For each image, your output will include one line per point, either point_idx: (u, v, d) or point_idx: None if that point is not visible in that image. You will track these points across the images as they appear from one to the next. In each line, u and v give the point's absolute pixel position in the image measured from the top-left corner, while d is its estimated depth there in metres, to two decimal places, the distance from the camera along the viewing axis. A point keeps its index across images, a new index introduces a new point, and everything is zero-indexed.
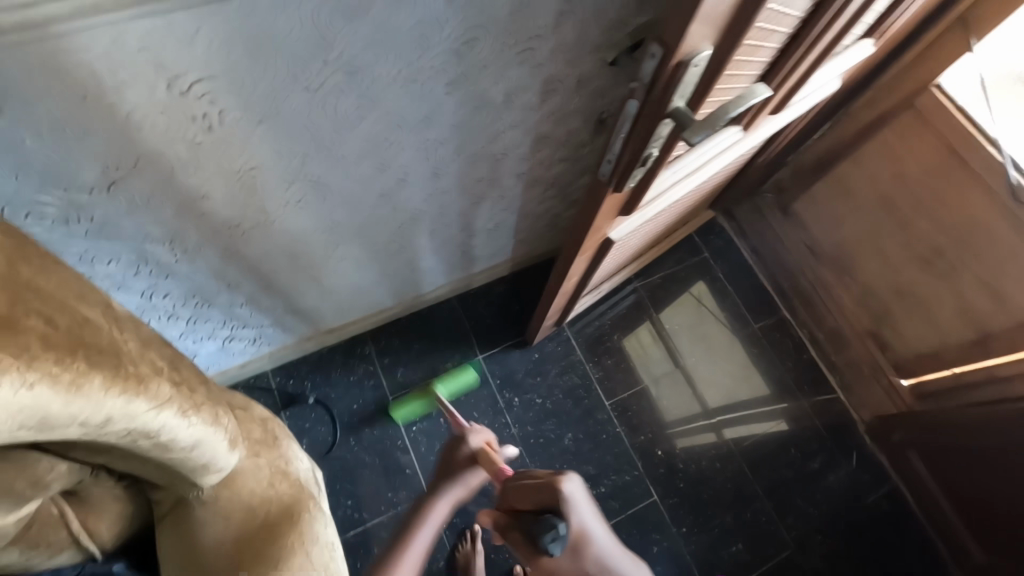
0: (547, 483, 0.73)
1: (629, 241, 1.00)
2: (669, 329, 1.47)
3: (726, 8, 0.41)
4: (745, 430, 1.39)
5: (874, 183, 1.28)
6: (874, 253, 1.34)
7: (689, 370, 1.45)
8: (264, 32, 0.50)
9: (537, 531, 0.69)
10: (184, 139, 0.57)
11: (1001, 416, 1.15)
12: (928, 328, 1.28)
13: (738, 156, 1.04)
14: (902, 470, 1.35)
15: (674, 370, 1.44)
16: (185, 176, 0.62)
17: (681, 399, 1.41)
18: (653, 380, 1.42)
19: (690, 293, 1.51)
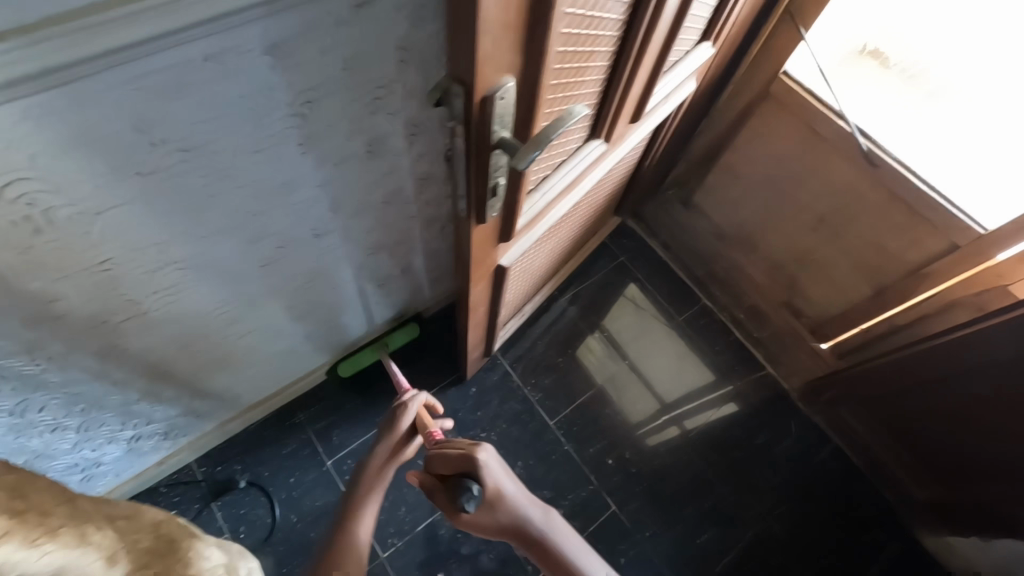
0: (463, 452, 0.79)
1: (531, 260, 1.02)
2: (617, 334, 1.51)
3: (510, 41, 0.43)
4: (692, 418, 1.42)
5: (754, 167, 1.37)
6: (770, 230, 1.42)
7: (643, 369, 1.48)
8: (70, 127, 0.49)
9: (457, 493, 0.75)
10: (10, 247, 0.54)
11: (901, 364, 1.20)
12: (830, 290, 1.36)
13: (620, 163, 1.09)
14: (838, 428, 1.41)
15: (625, 369, 1.46)
16: (24, 284, 0.59)
17: (637, 395, 1.43)
18: (608, 380, 1.44)
19: (625, 296, 1.56)
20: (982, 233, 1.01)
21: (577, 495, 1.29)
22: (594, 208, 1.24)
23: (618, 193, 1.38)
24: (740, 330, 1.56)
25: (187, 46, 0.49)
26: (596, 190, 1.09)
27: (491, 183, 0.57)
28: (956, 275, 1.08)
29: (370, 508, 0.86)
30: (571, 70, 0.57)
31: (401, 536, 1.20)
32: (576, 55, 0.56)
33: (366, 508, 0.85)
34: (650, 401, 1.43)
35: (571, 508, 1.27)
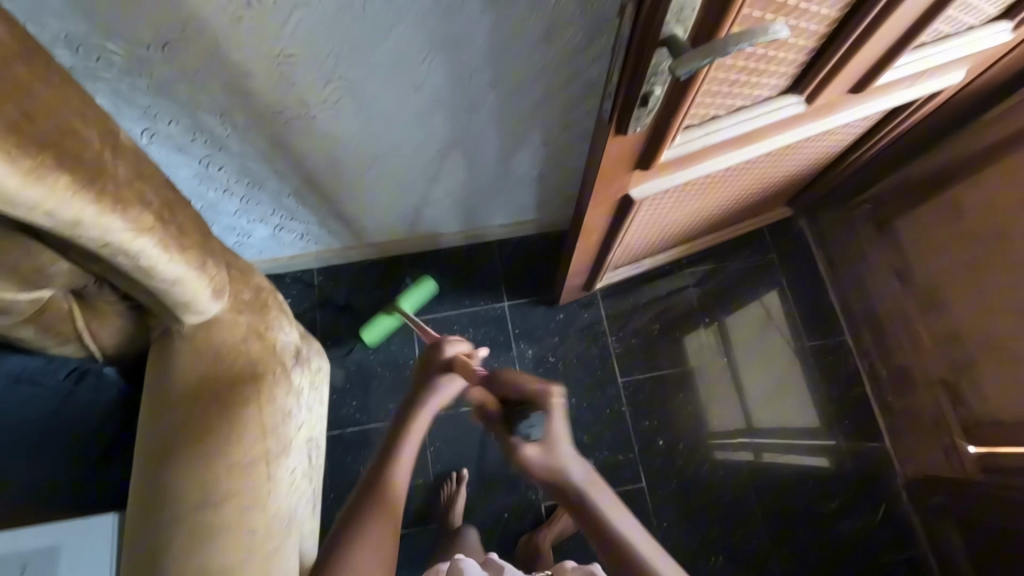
0: (534, 384, 0.71)
1: (665, 209, 0.95)
2: (732, 338, 1.37)
3: None
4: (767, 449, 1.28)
5: (991, 210, 1.09)
6: (975, 294, 1.15)
7: (743, 385, 1.34)
8: None
9: (516, 420, 0.70)
10: (225, 13, 0.63)
11: None
12: (1011, 394, 1.08)
13: (817, 144, 0.93)
14: (934, 539, 1.21)
15: (722, 364, 1.35)
16: (229, 51, 0.69)
17: (720, 394, 1.33)
18: (697, 368, 1.35)
19: (760, 303, 1.39)
20: None
21: (612, 455, 1.27)
22: (764, 186, 1.09)
23: (802, 181, 1.20)
24: (871, 385, 1.34)
25: None
26: (773, 164, 0.95)
27: (643, 89, 0.52)
28: None
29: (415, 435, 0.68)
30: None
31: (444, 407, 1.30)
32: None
33: (422, 419, 0.69)
34: (733, 408, 1.32)
35: (602, 463, 1.26)
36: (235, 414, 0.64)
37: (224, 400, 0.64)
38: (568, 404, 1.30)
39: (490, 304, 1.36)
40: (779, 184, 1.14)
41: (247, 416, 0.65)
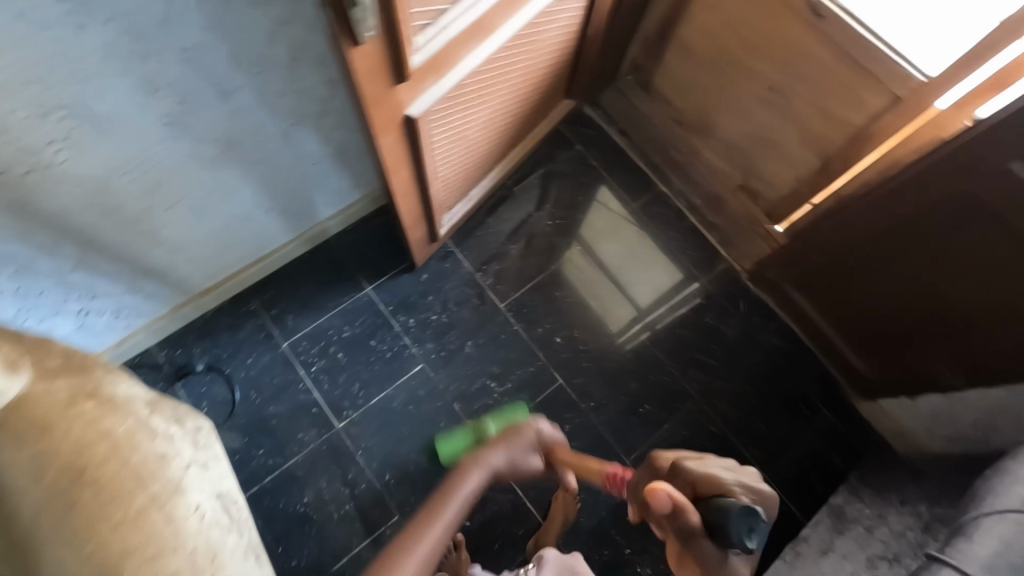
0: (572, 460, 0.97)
1: (457, 126, 1.01)
2: (594, 243, 1.49)
3: None
4: (651, 306, 1.43)
5: (709, 36, 1.30)
6: (728, 107, 1.38)
7: (619, 277, 1.46)
8: None
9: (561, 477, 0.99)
10: None
11: (853, 226, 1.13)
12: (784, 165, 1.34)
13: (552, 24, 1.06)
14: (784, 303, 1.40)
15: (597, 269, 1.46)
16: None
17: (612, 300, 1.43)
18: (591, 300, 1.42)
19: (598, 203, 1.53)
20: (924, 81, 0.96)
21: (524, 370, 1.34)
22: (532, 82, 1.20)
23: (565, 69, 1.33)
24: (693, 216, 1.53)
25: None
26: (526, 53, 1.06)
27: None
28: (900, 131, 1.06)
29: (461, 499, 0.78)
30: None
31: (356, 409, 1.27)
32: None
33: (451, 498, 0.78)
34: (610, 289, 1.44)
35: (519, 381, 1.33)
36: (95, 478, 0.58)
37: (74, 470, 0.57)
38: (468, 347, 1.34)
39: (354, 296, 1.35)
40: (546, 78, 1.26)
41: (111, 476, 0.59)
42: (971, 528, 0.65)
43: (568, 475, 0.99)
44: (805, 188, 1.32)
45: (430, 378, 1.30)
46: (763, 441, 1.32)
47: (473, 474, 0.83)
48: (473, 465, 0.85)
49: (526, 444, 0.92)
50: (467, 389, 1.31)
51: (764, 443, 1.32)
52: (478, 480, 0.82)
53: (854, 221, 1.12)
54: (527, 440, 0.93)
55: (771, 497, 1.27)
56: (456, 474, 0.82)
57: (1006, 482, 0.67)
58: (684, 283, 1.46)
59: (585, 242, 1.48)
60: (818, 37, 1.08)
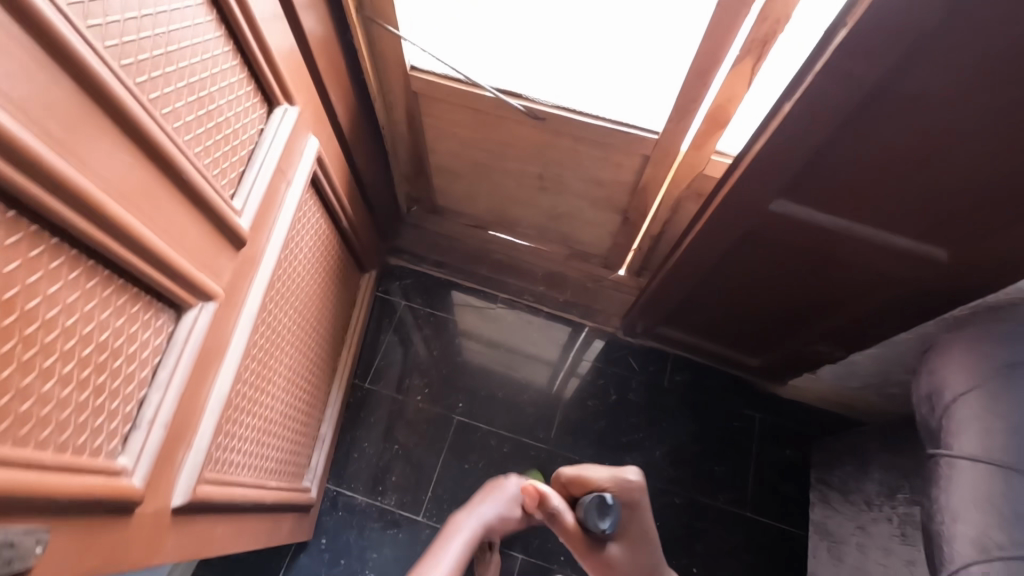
0: (607, 480, 0.83)
1: (244, 429, 0.84)
2: (472, 326, 1.44)
3: None
4: (564, 356, 1.40)
5: (459, 156, 1.25)
6: (515, 202, 1.34)
7: (516, 343, 1.42)
8: None
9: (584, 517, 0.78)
10: None
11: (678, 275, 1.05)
12: (593, 227, 1.33)
13: (293, 259, 0.93)
14: (662, 341, 1.38)
15: (496, 350, 1.41)
16: None
17: (526, 365, 1.39)
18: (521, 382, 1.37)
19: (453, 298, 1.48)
20: (657, 136, 0.97)
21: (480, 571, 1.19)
22: (309, 307, 1.06)
23: (344, 257, 1.21)
24: (546, 306, 1.46)
25: None
26: (282, 303, 0.92)
27: None
28: (666, 175, 1.06)
29: (448, 557, 0.87)
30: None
31: None
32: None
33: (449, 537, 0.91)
34: (514, 415, 1.34)
35: None
36: None
37: None
38: None
39: None
40: (324, 287, 1.12)
41: None
42: None
43: (608, 513, 0.77)
44: (622, 239, 1.32)
45: None
46: (724, 484, 1.25)
47: (458, 527, 0.93)
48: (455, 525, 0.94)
49: (513, 482, 0.99)
50: None
51: (726, 485, 1.25)
52: (465, 543, 0.90)
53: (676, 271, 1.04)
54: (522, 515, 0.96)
55: (764, 533, 1.20)
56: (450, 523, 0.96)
57: (944, 521, 0.64)
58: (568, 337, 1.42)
59: (475, 325, 1.44)
60: (553, 133, 1.06)
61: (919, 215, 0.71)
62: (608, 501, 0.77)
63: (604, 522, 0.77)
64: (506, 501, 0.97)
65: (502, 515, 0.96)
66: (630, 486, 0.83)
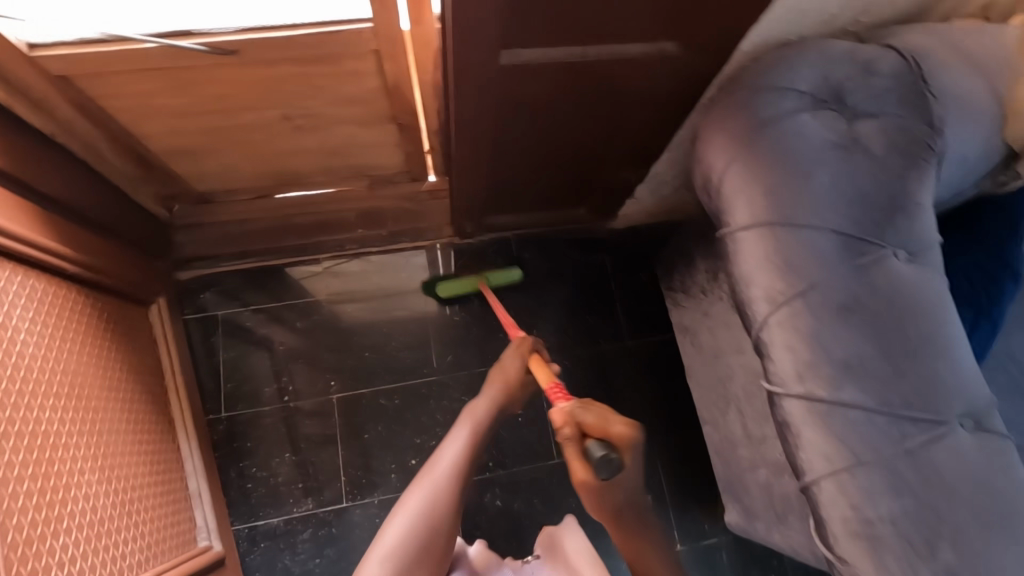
0: (620, 421, 0.67)
1: (61, 551, 0.70)
2: (312, 287, 1.33)
3: None
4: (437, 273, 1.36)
5: (178, 130, 1.03)
6: (279, 154, 1.16)
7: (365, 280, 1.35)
8: None
9: (592, 459, 0.64)
10: None
11: (465, 164, 0.99)
12: (376, 147, 1.20)
13: (13, 344, 0.73)
14: (497, 230, 1.36)
15: (349, 295, 1.33)
16: None
17: (387, 293, 1.34)
18: (387, 322, 1.31)
19: (273, 273, 1.33)
20: (371, 25, 0.84)
21: None
22: (86, 381, 0.87)
23: (104, 303, 0.99)
24: (373, 248, 1.37)
25: None
26: (35, 399, 0.74)
27: None
28: (409, 64, 0.95)
29: (456, 441, 0.78)
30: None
31: None
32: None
33: (455, 443, 0.78)
34: (391, 363, 1.29)
35: None
36: None
37: None
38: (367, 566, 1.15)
39: None
40: (98, 349, 0.93)
41: None
42: (767, 352, 0.65)
43: (605, 473, 0.65)
44: (411, 146, 1.20)
45: None
46: (600, 329, 1.34)
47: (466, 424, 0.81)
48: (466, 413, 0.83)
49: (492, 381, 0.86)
50: None
51: (600, 330, 1.34)
52: (475, 430, 0.80)
53: (461, 161, 0.97)
54: (513, 390, 0.86)
55: (642, 351, 1.32)
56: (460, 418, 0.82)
57: (741, 288, 0.68)
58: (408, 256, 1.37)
59: (305, 282, 1.33)
60: (260, 63, 0.88)
61: (632, 17, 0.69)
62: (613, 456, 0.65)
63: (603, 449, 0.65)
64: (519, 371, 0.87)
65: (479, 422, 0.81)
66: (630, 438, 0.66)
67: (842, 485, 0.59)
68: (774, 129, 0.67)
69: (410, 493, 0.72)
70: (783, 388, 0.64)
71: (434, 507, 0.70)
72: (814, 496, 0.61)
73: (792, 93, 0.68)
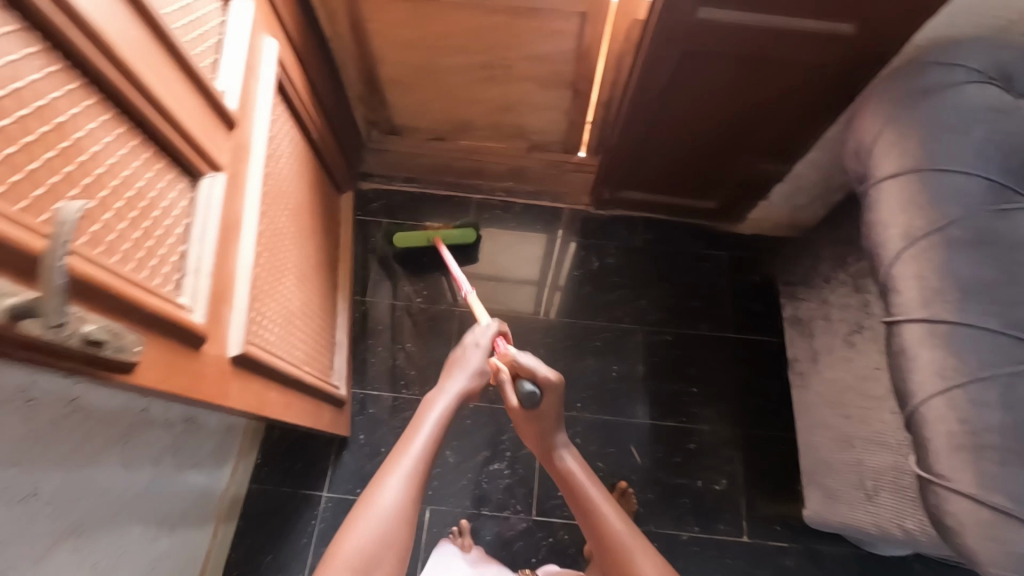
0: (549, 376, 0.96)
1: (273, 312, 0.90)
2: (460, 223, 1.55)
3: None
4: (544, 274, 1.47)
5: (405, 61, 1.30)
6: (467, 100, 1.39)
7: (494, 233, 1.53)
8: None
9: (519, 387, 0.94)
10: None
11: (632, 121, 1.17)
12: (544, 111, 1.40)
13: (279, 158, 0.98)
14: (629, 207, 1.51)
15: (485, 237, 1.52)
16: None
17: (508, 250, 1.51)
18: (494, 279, 1.47)
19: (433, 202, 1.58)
20: None
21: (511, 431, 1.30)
22: (307, 216, 1.11)
23: (322, 173, 1.26)
24: (519, 199, 1.58)
25: None
26: (281, 203, 0.97)
27: (76, 339, 0.45)
28: (603, 33, 1.15)
29: (431, 423, 0.91)
30: (5, 158, 0.43)
31: None
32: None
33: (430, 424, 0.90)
34: (506, 294, 1.45)
35: (515, 444, 1.29)
36: None
37: None
38: (449, 458, 1.26)
39: (316, 512, 1.22)
40: (313, 199, 1.18)
41: None
42: (896, 284, 0.72)
43: (531, 403, 0.94)
44: (575, 115, 1.39)
45: (444, 515, 1.23)
46: (705, 315, 1.41)
47: (438, 398, 0.95)
48: (436, 393, 0.96)
49: (475, 350, 1.02)
50: (479, 491, 1.25)
51: (703, 317, 1.41)
52: (449, 409, 0.94)
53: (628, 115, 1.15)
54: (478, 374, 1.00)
55: (744, 349, 1.37)
56: (434, 394, 0.96)
57: (881, 227, 0.75)
58: (545, 218, 1.55)
59: (456, 216, 1.56)
60: (490, 10, 1.12)
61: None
62: (536, 393, 0.93)
63: (528, 387, 0.94)
64: (476, 363, 1.00)
65: (466, 395, 0.98)
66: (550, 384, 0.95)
67: (951, 401, 0.64)
68: (941, 92, 0.75)
69: (405, 453, 0.85)
70: (904, 314, 0.70)
71: (416, 482, 0.82)
72: (920, 417, 0.67)
73: (961, 68, 0.77)
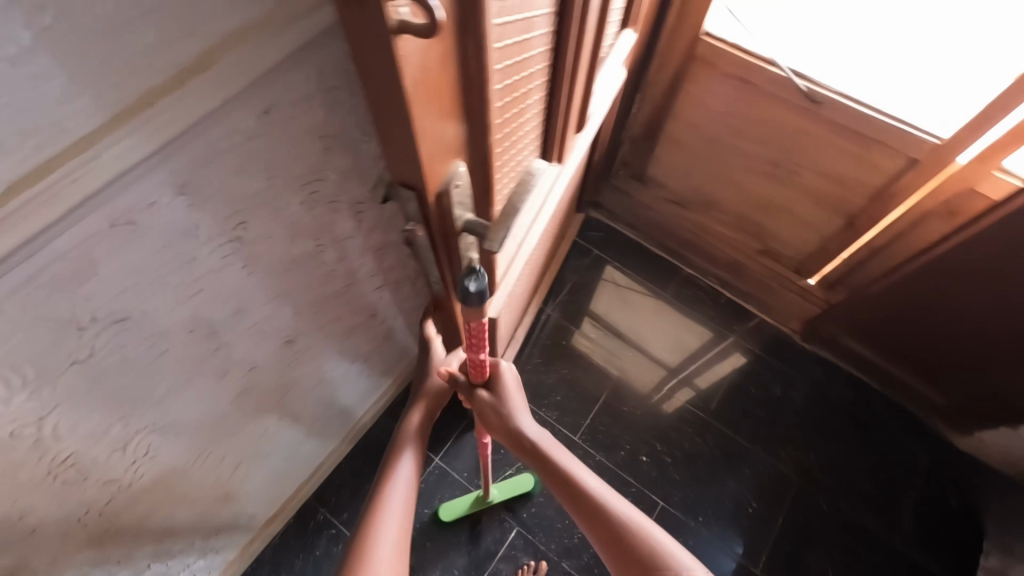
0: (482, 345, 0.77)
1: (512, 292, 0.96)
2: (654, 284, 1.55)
3: (443, 145, 0.38)
4: (679, 361, 1.43)
5: (695, 126, 1.30)
6: (730, 183, 1.36)
7: (668, 304, 1.52)
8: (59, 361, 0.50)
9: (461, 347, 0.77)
10: (37, 476, 0.56)
11: (912, 272, 1.13)
12: (803, 228, 1.32)
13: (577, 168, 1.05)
14: (842, 355, 1.40)
15: (658, 307, 1.52)
16: (25, 502, 0.57)
17: (675, 328, 1.49)
18: (634, 346, 1.46)
19: (644, 255, 1.59)
20: (938, 142, 0.98)
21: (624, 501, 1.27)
22: (557, 221, 1.20)
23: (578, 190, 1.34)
24: (728, 292, 1.53)
25: (129, 251, 0.47)
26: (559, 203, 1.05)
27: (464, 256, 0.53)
28: (926, 184, 1.04)
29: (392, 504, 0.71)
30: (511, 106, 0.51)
31: None
32: (514, 93, 0.51)
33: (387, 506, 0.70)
34: (675, 374, 1.42)
35: None
36: None
37: None
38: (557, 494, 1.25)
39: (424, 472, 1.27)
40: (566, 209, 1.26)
41: None
42: None
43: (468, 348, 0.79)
44: (832, 244, 1.29)
45: (529, 543, 1.22)
46: (876, 506, 1.27)
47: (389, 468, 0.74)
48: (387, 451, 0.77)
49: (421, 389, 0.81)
50: (568, 543, 1.22)
51: (881, 507, 1.27)
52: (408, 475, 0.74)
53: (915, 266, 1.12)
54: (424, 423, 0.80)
55: (903, 564, 1.22)
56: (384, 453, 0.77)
57: None
58: (744, 323, 1.49)
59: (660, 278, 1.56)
60: (817, 118, 1.09)
61: None
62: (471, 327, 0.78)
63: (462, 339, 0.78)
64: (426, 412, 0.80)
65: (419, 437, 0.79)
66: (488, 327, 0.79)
67: None
68: None
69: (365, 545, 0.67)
70: None
71: None
72: None
73: None
